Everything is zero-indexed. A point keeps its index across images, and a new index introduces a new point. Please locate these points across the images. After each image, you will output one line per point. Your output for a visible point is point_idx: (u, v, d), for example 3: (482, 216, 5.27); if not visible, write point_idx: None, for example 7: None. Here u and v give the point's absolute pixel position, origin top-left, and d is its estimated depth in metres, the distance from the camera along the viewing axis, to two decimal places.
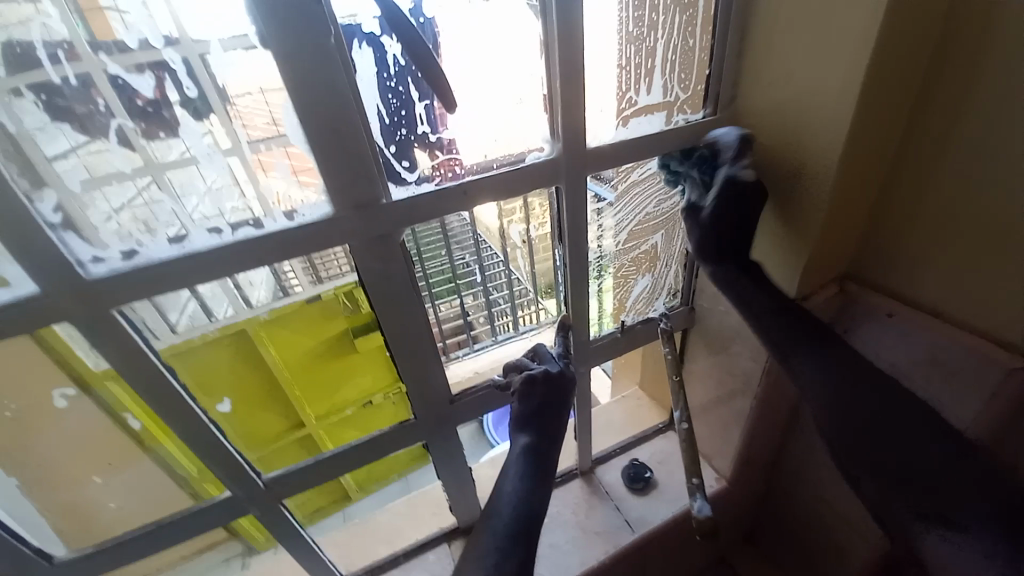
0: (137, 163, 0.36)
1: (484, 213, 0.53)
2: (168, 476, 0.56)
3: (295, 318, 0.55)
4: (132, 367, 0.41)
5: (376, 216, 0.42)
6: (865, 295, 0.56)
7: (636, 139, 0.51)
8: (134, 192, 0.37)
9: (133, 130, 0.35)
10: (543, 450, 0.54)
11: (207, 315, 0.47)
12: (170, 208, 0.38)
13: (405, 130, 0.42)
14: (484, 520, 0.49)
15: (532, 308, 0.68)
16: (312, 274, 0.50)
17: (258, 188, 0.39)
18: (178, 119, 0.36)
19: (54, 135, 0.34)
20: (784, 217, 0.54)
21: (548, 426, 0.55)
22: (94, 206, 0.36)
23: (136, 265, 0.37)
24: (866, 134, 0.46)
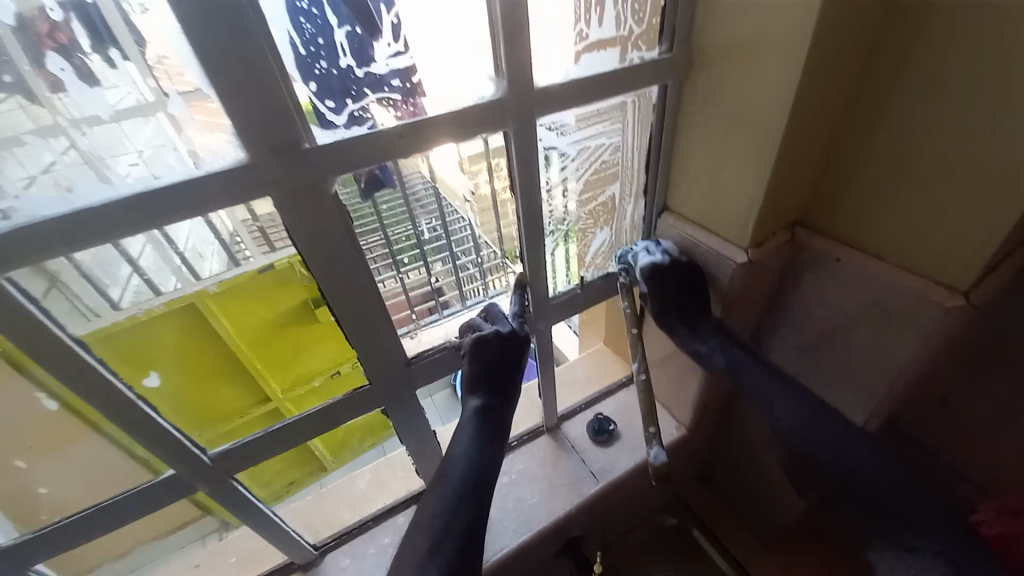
0: (48, 121, 0.33)
1: (442, 162, 0.49)
2: (128, 455, 0.52)
3: (246, 289, 0.51)
4: (33, 342, 0.37)
5: (299, 164, 0.38)
6: (813, 241, 0.57)
7: (588, 79, 0.48)
8: (50, 157, 0.33)
9: (38, 82, 0.32)
10: (496, 411, 0.53)
11: (153, 289, 0.45)
12: (89, 174, 0.34)
13: (325, 63, 0.37)
14: (435, 483, 0.48)
15: (501, 273, 0.64)
16: (262, 241, 0.45)
17: (185, 141, 0.35)
18: (94, 73, 0.33)
19: None
20: (741, 165, 0.52)
21: (502, 388, 0.54)
22: (6, 171, 0.32)
23: (15, 225, 0.32)
24: (822, 70, 0.44)
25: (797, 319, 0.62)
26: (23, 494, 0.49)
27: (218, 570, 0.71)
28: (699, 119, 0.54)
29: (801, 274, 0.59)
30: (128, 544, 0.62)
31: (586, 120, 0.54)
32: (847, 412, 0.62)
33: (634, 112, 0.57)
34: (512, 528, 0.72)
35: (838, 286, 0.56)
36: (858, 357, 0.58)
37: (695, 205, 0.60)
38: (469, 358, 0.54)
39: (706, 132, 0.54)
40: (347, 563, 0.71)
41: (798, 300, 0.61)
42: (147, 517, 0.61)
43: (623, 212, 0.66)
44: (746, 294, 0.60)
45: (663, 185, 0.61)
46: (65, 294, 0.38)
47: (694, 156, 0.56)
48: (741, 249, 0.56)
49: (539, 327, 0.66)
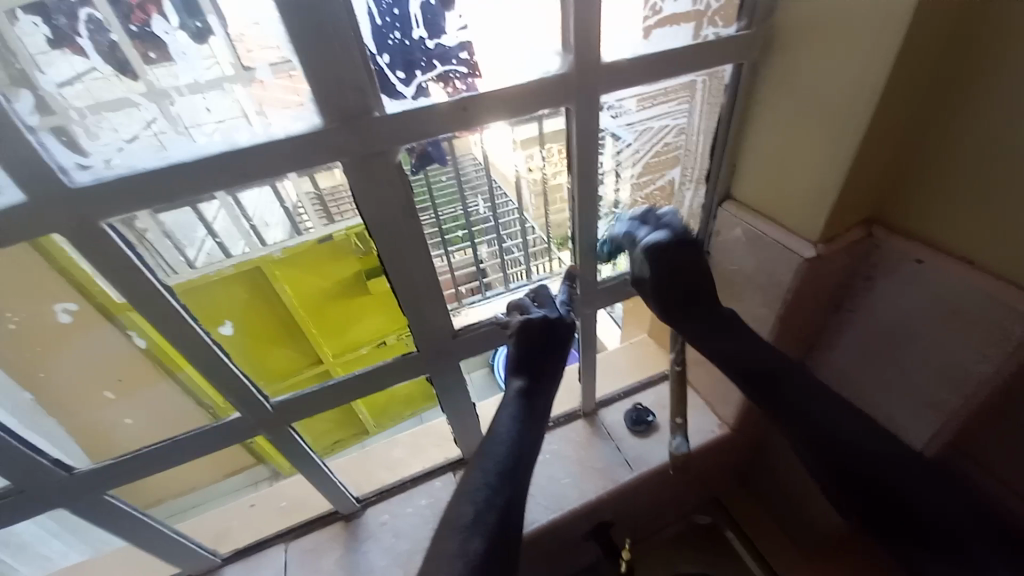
0: (140, 89, 0.35)
1: (496, 148, 0.50)
2: (191, 402, 0.58)
3: (306, 257, 0.54)
4: (128, 285, 0.41)
5: (367, 133, 0.39)
6: (891, 240, 0.52)
7: (657, 54, 0.46)
8: (141, 123, 0.36)
9: (131, 52, 0.34)
10: (535, 393, 0.55)
11: (223, 251, 0.48)
12: (177, 139, 0.37)
13: (399, 34, 0.38)
14: (476, 459, 0.50)
15: (546, 258, 0.64)
16: (323, 214, 0.48)
17: (260, 108, 0.38)
18: (180, 43, 0.35)
19: (56, 61, 0.33)
20: (815, 154, 0.49)
21: (542, 371, 0.56)
22: (106, 132, 0.35)
23: (118, 174, 0.35)
24: (918, 47, 0.40)
25: (864, 323, 0.58)
26: (103, 426, 0.56)
27: (271, 510, 0.77)
28: (772, 103, 0.51)
29: (872, 276, 0.55)
30: (193, 479, 0.69)
31: (649, 101, 0.53)
32: (910, 426, 0.58)
33: (702, 93, 0.54)
34: (543, 505, 0.74)
35: (915, 289, 0.51)
36: (930, 368, 0.53)
37: (761, 194, 0.56)
38: (516, 337, 0.55)
39: (779, 117, 0.51)
40: (386, 518, 0.75)
41: (867, 303, 0.57)
42: (211, 455, 0.68)
43: (681, 199, 0.64)
44: (809, 293, 0.56)
45: (726, 172, 0.59)
46: (151, 248, 0.42)
47: (764, 143, 0.53)
48: (808, 244, 0.52)
49: (584, 312, 0.66)
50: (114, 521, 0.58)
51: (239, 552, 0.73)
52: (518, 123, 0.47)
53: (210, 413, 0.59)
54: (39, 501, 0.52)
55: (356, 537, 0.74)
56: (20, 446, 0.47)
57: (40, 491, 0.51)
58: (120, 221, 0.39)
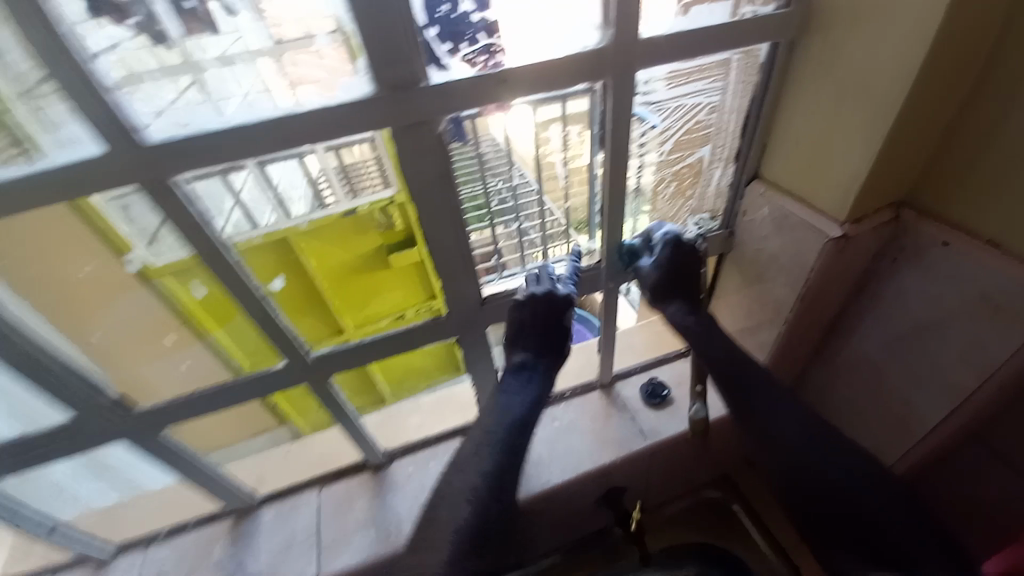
0: (174, 60, 0.37)
1: (517, 133, 0.52)
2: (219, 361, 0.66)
3: (331, 229, 0.58)
4: (193, 239, 0.44)
5: (415, 101, 0.41)
6: (919, 224, 0.53)
7: (695, 31, 0.47)
8: (177, 91, 0.38)
9: (167, 23, 0.36)
10: (532, 365, 0.60)
11: (249, 223, 0.51)
12: (211, 108, 0.39)
13: (447, 6, 0.40)
14: (481, 425, 0.56)
15: (563, 241, 0.66)
16: (346, 186, 0.55)
17: (293, 83, 0.40)
18: (210, 15, 0.37)
19: (92, 29, 0.34)
20: (847, 135, 0.49)
21: (544, 346, 0.61)
22: (146, 97, 0.37)
23: (189, 134, 0.38)
24: (960, 29, 0.40)
25: (885, 305, 0.59)
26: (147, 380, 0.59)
27: (304, 462, 0.82)
28: (806, 83, 0.51)
29: (897, 259, 0.56)
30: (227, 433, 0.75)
31: (684, 77, 0.53)
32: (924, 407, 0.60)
33: (737, 71, 0.54)
34: (559, 468, 0.77)
35: (938, 273, 0.52)
36: (950, 351, 0.54)
37: (791, 174, 0.57)
38: (515, 311, 0.60)
39: (813, 97, 0.51)
40: (410, 473, 0.80)
41: (890, 286, 0.58)
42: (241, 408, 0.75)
43: (710, 176, 0.64)
44: (834, 272, 0.57)
45: (757, 152, 0.59)
46: (203, 196, 0.44)
47: (796, 123, 0.54)
48: (834, 224, 0.53)
49: (608, 286, 0.68)
50: (165, 460, 0.64)
51: (274, 496, 0.79)
52: (543, 103, 0.49)
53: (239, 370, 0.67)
54: (101, 438, 0.57)
55: (383, 489, 0.78)
56: (87, 386, 0.52)
57: (102, 428, 0.56)
58: (186, 179, 0.42)
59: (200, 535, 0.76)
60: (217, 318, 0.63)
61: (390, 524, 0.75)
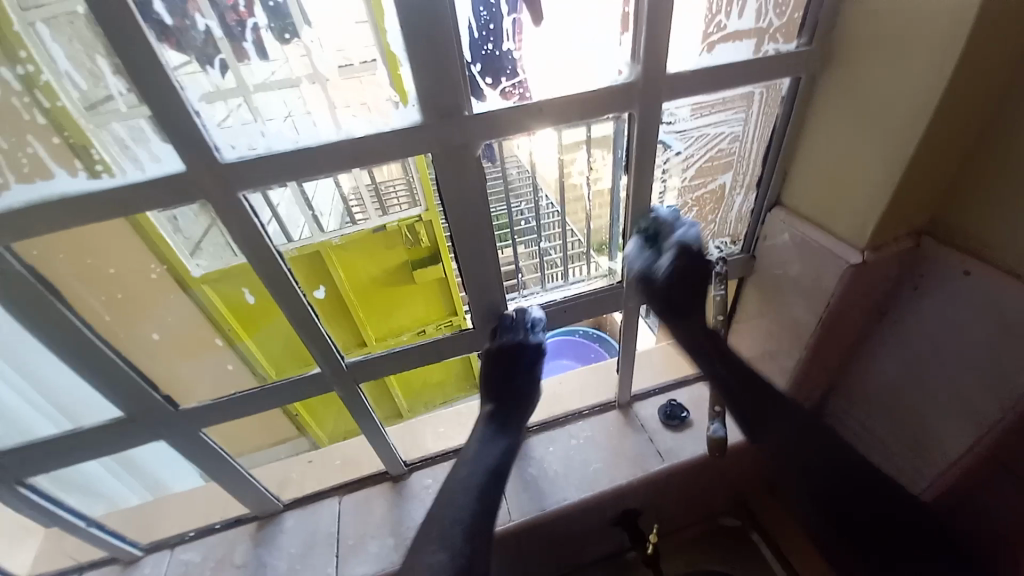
0: (230, 83, 0.41)
1: (542, 158, 0.56)
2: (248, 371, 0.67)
3: (361, 241, 0.68)
4: (251, 247, 0.48)
5: (457, 128, 0.45)
6: (940, 252, 0.54)
7: (718, 67, 0.50)
8: (227, 108, 0.41)
9: (224, 47, 0.40)
10: (505, 414, 0.68)
11: (285, 236, 0.53)
12: (256, 126, 0.43)
13: (491, 44, 0.44)
14: (458, 468, 0.62)
15: (582, 261, 0.69)
16: (377, 205, 0.64)
17: (334, 112, 0.44)
18: (261, 41, 0.41)
19: (162, 49, 0.38)
20: (866, 164, 0.51)
21: (512, 397, 0.69)
22: (205, 115, 0.41)
23: (260, 154, 0.42)
24: (975, 67, 0.42)
25: (908, 332, 0.59)
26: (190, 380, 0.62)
27: (327, 467, 0.85)
28: (827, 116, 0.53)
29: (920, 287, 0.56)
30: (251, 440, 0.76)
31: (708, 108, 0.56)
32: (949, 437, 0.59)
33: (760, 103, 0.57)
34: (575, 485, 0.77)
35: (962, 301, 0.52)
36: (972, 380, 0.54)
37: (812, 202, 0.59)
38: (488, 363, 0.67)
39: (832, 128, 0.53)
40: (430, 483, 0.81)
41: (913, 314, 0.58)
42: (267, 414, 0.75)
43: (731, 203, 0.66)
44: (855, 298, 0.58)
45: (778, 179, 0.61)
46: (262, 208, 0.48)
47: (817, 153, 0.56)
48: (855, 250, 0.55)
49: (628, 305, 0.70)
50: (202, 456, 0.67)
51: (298, 500, 0.81)
52: (568, 128, 0.52)
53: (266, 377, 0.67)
54: (148, 430, 0.61)
55: (402, 497, 0.80)
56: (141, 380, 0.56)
57: (150, 420, 0.60)
58: (251, 193, 0.46)
59: (227, 534, 0.79)
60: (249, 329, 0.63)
61: (409, 532, 0.76)
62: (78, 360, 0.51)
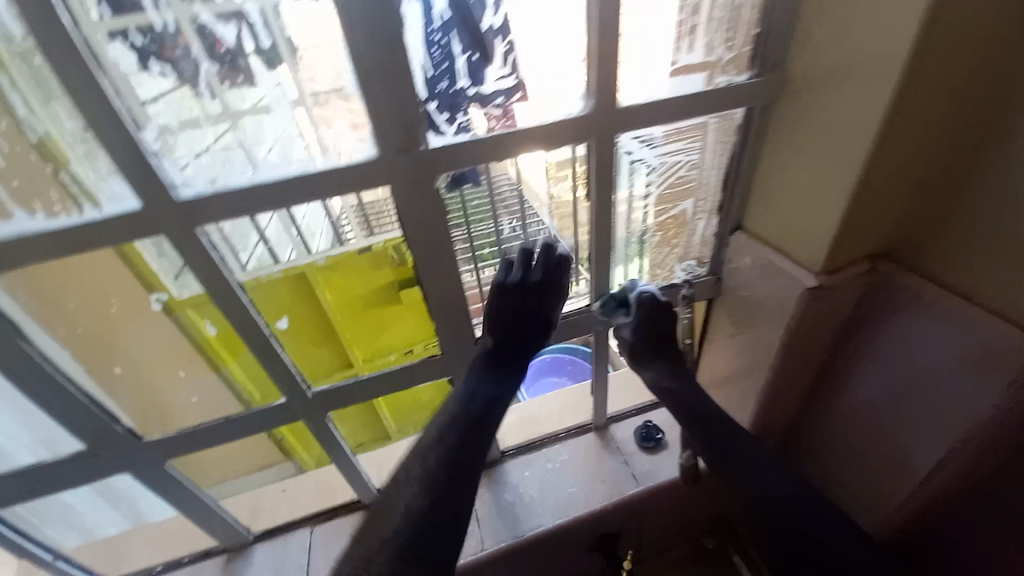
0: (218, 110, 0.42)
1: (532, 173, 0.55)
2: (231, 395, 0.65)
3: (347, 265, 0.57)
4: (213, 280, 0.49)
5: (415, 163, 0.46)
6: (896, 275, 0.55)
7: (671, 101, 0.51)
8: (213, 136, 0.43)
9: (214, 78, 0.41)
10: (506, 352, 0.59)
11: (273, 258, 0.53)
12: (241, 153, 0.44)
13: (446, 82, 0.45)
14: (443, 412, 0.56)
15: (572, 279, 0.68)
16: (364, 224, 0.53)
17: (321, 137, 0.45)
18: (254, 69, 0.41)
19: (145, 80, 0.39)
20: (817, 191, 0.52)
21: (517, 334, 0.59)
22: (180, 145, 0.42)
23: (216, 190, 0.43)
24: (919, 103, 0.44)
25: (870, 353, 0.60)
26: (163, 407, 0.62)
27: (301, 495, 0.84)
28: (783, 143, 0.55)
29: (879, 308, 0.58)
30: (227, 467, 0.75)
31: (678, 135, 0.57)
32: (913, 455, 0.59)
33: (719, 131, 0.58)
34: (551, 510, 0.77)
35: (918, 323, 0.54)
36: (931, 401, 0.55)
37: (770, 224, 0.60)
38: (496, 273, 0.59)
39: (789, 157, 0.55)
40: None
41: (873, 335, 0.59)
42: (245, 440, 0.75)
43: (694, 228, 0.67)
44: (816, 320, 0.59)
45: (738, 204, 0.63)
46: (222, 239, 0.48)
47: (775, 179, 0.57)
48: (811, 273, 0.56)
49: (598, 328, 0.70)
50: (168, 489, 0.66)
51: (270, 532, 0.80)
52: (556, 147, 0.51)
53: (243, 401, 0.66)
54: (111, 462, 0.60)
55: None
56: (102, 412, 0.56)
57: (114, 453, 0.59)
58: (210, 228, 0.47)
59: (197, 567, 0.78)
60: (231, 351, 0.61)
61: None
62: (36, 394, 0.51)
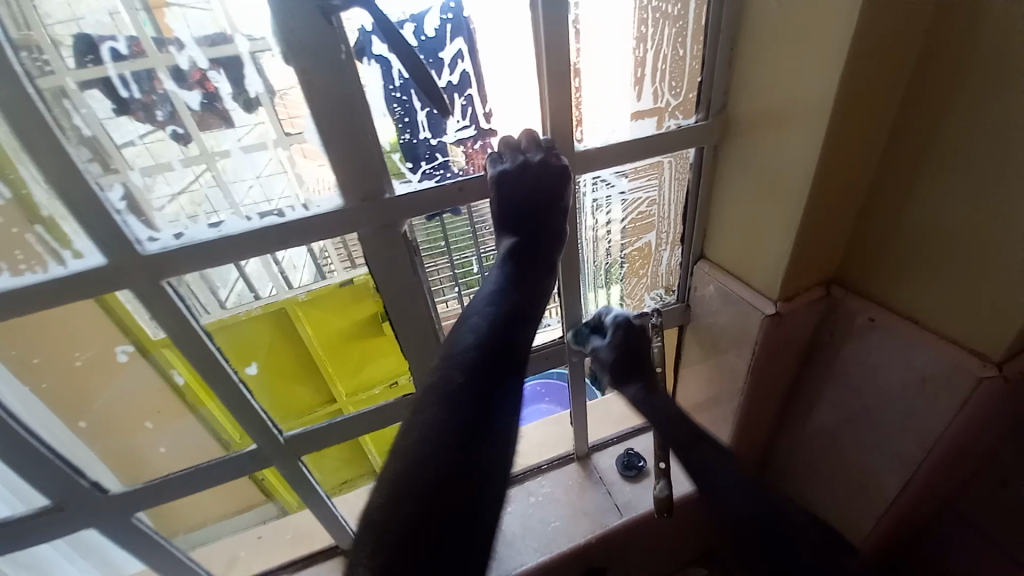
0: (194, 151, 0.42)
1: None
2: (210, 436, 0.65)
3: (329, 299, 0.57)
4: (179, 329, 0.49)
5: (381, 209, 0.48)
6: (848, 300, 0.58)
7: (623, 145, 0.54)
8: (190, 178, 0.43)
9: (190, 121, 0.41)
10: (528, 272, 0.48)
11: (252, 292, 0.53)
12: (219, 192, 0.44)
13: (409, 134, 0.47)
14: (451, 338, 0.43)
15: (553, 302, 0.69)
16: (346, 258, 0.53)
17: (302, 176, 0.46)
18: (230, 111, 0.42)
19: (121, 125, 0.40)
20: (769, 222, 0.55)
21: (538, 253, 0.50)
22: (156, 188, 0.42)
23: (183, 245, 0.44)
24: (847, 140, 0.47)
25: (833, 376, 0.62)
26: (134, 457, 0.62)
27: (278, 542, 0.81)
28: (734, 177, 0.58)
29: (836, 332, 0.60)
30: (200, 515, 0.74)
31: (637, 172, 0.60)
32: (882, 475, 0.61)
33: (673, 169, 0.61)
34: (533, 547, 0.76)
35: (873, 346, 0.56)
36: (892, 421, 0.57)
37: (730, 253, 0.63)
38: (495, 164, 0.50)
39: (740, 190, 0.57)
40: None
41: (835, 359, 0.61)
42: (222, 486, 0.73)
43: (659, 258, 0.70)
44: (779, 346, 0.61)
45: (699, 235, 0.65)
46: (190, 288, 0.49)
47: (727, 209, 0.60)
48: (769, 302, 0.58)
49: (573, 360, 0.71)
50: (135, 543, 0.64)
51: None
52: None
53: (223, 443, 0.65)
54: (75, 518, 0.58)
55: None
56: (65, 467, 0.54)
57: (79, 509, 0.57)
58: (176, 280, 0.47)
59: None
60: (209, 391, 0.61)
61: None
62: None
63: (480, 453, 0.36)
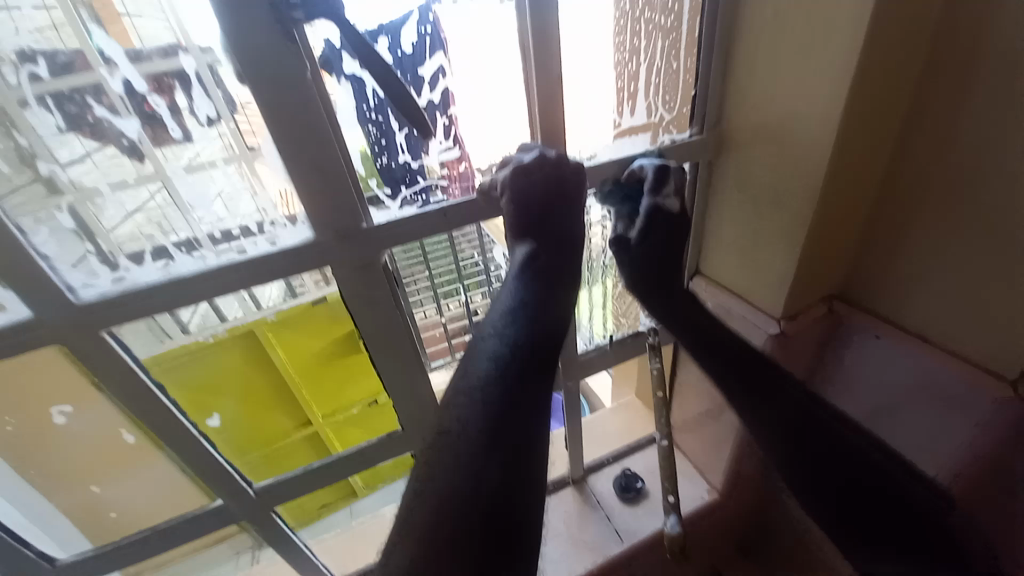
0: (148, 168, 0.36)
1: None
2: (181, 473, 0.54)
3: (302, 320, 0.50)
4: (128, 382, 0.43)
5: (358, 241, 0.43)
6: (853, 317, 0.56)
7: (616, 160, 0.51)
8: (146, 195, 0.37)
9: (143, 134, 0.35)
10: (548, 293, 0.40)
11: (217, 314, 0.46)
12: (177, 212, 0.38)
13: (386, 157, 0.43)
14: (459, 386, 0.37)
15: None
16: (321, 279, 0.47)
17: (273, 193, 0.40)
18: (188, 126, 0.36)
19: (64, 142, 0.34)
20: (771, 239, 0.53)
21: (557, 268, 0.42)
22: (106, 210, 0.37)
23: (124, 290, 0.38)
24: (850, 156, 0.45)
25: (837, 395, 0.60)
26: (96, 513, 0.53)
27: None
28: (729, 190, 0.56)
29: (840, 349, 0.58)
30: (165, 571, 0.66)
31: None
32: None
33: None
34: None
35: (879, 366, 0.54)
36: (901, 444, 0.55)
37: (727, 272, 0.61)
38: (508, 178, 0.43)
39: (739, 205, 0.55)
40: None
41: (838, 377, 0.59)
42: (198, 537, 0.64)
43: None
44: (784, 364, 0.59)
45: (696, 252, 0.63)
46: (138, 336, 0.43)
47: (725, 228, 0.58)
48: (772, 321, 0.56)
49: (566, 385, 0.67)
50: None
51: None
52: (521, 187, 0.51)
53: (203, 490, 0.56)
54: None
55: None
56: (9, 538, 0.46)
57: None
58: (121, 328, 0.42)
59: None
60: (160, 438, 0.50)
61: None
62: None
63: (511, 518, 0.32)
